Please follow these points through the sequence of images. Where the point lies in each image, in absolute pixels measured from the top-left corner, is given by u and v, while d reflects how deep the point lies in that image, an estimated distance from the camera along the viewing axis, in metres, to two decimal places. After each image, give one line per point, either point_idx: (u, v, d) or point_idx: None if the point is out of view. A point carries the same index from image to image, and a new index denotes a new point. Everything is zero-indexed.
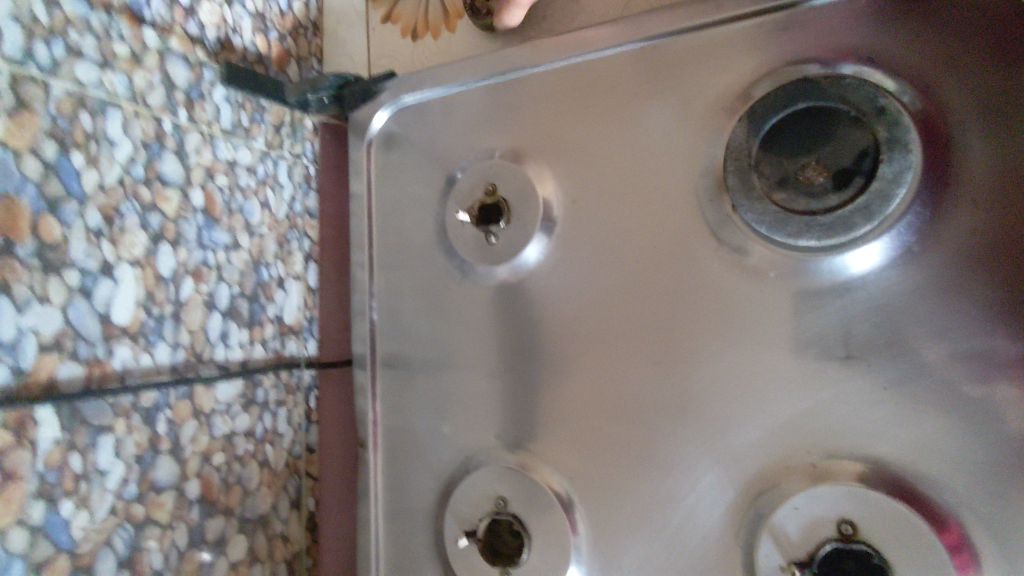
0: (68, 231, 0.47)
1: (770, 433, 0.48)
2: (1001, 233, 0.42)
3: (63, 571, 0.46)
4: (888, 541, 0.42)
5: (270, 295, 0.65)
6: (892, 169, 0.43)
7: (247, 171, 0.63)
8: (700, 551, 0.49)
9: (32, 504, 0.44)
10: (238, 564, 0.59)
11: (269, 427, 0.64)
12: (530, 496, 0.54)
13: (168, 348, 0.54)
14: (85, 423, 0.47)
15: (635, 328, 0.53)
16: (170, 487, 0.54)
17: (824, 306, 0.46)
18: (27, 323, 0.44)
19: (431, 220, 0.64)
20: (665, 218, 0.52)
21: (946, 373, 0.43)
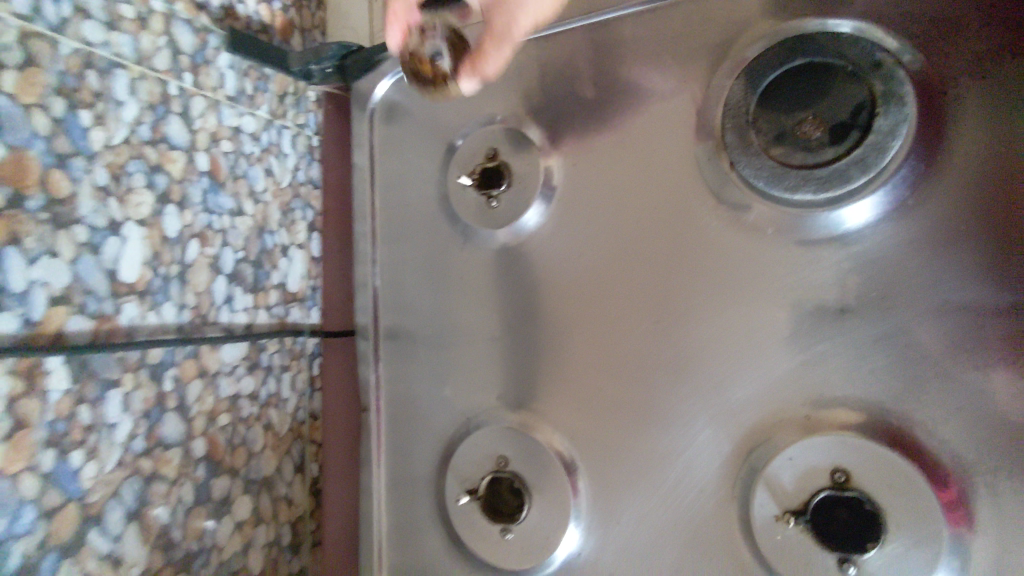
0: (76, 187, 0.48)
1: (766, 387, 0.48)
2: (993, 186, 0.43)
3: (73, 520, 0.47)
4: (879, 487, 0.44)
5: (274, 262, 0.66)
6: (888, 122, 0.44)
7: (251, 139, 0.64)
8: (698, 503, 0.50)
9: (42, 452, 0.45)
10: (243, 524, 0.61)
11: (273, 391, 0.65)
12: (531, 454, 0.56)
13: (174, 308, 0.55)
14: (93, 376, 0.48)
15: (635, 287, 0.54)
16: (177, 444, 0.55)
17: (818, 261, 0.47)
18: (37, 275, 0.45)
19: (433, 187, 0.65)
20: (664, 179, 0.53)
21: (939, 324, 0.44)
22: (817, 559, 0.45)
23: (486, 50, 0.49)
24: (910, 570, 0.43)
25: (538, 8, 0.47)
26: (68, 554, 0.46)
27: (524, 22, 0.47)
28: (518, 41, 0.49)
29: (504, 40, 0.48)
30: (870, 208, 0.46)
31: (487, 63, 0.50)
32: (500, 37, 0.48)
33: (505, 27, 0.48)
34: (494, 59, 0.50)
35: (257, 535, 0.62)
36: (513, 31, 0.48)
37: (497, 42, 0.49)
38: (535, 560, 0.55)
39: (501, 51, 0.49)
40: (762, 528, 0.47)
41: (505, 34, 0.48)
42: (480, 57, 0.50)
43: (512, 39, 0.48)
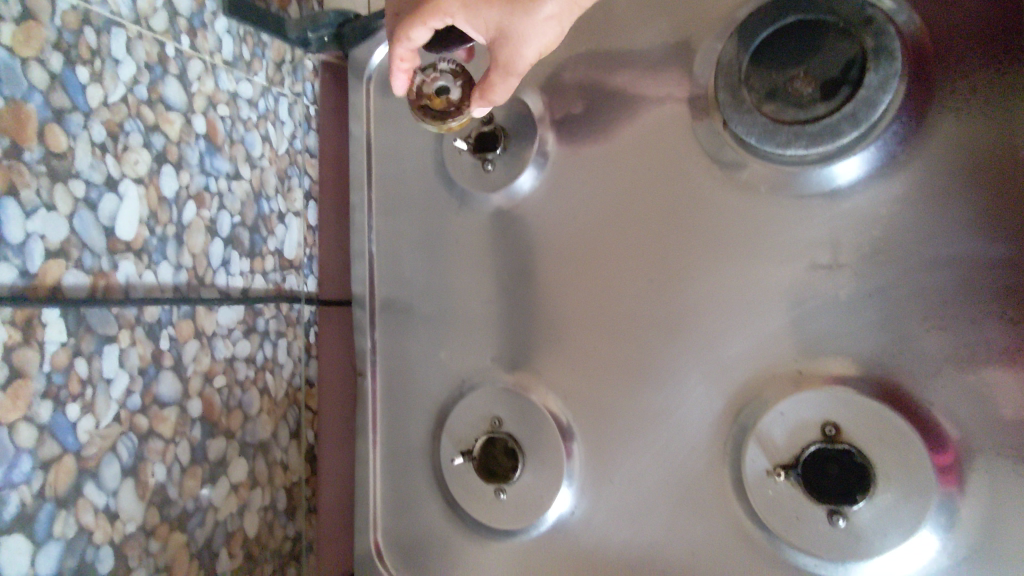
0: (73, 142, 0.48)
1: (758, 344, 0.49)
2: (989, 141, 0.43)
3: (70, 472, 0.47)
4: (868, 439, 0.45)
5: (271, 229, 0.66)
6: (879, 77, 0.44)
7: (248, 104, 0.64)
8: (689, 460, 0.51)
9: (39, 403, 0.45)
10: (239, 486, 0.61)
11: (269, 356, 0.65)
12: (526, 414, 0.56)
13: (171, 268, 0.55)
14: (90, 331, 0.48)
15: (629, 248, 0.54)
16: (173, 403, 0.55)
17: (811, 217, 0.48)
18: (35, 228, 0.45)
19: (429, 153, 0.65)
20: (659, 140, 0.53)
21: (927, 279, 0.45)
22: (805, 513, 0.46)
23: (493, 82, 0.48)
24: (898, 522, 0.43)
25: (541, 39, 0.46)
26: (65, 505, 0.47)
27: (528, 52, 0.47)
28: (521, 72, 0.48)
29: (510, 71, 0.48)
30: (860, 164, 0.47)
31: (494, 93, 0.49)
32: (507, 68, 0.47)
33: (509, 60, 0.47)
34: (501, 89, 0.49)
35: (252, 497, 0.63)
36: (518, 63, 0.47)
37: (504, 74, 0.48)
38: (529, 519, 0.55)
39: (508, 82, 0.48)
40: (754, 483, 0.48)
41: (510, 66, 0.47)
42: (487, 88, 0.49)
43: (518, 71, 0.48)
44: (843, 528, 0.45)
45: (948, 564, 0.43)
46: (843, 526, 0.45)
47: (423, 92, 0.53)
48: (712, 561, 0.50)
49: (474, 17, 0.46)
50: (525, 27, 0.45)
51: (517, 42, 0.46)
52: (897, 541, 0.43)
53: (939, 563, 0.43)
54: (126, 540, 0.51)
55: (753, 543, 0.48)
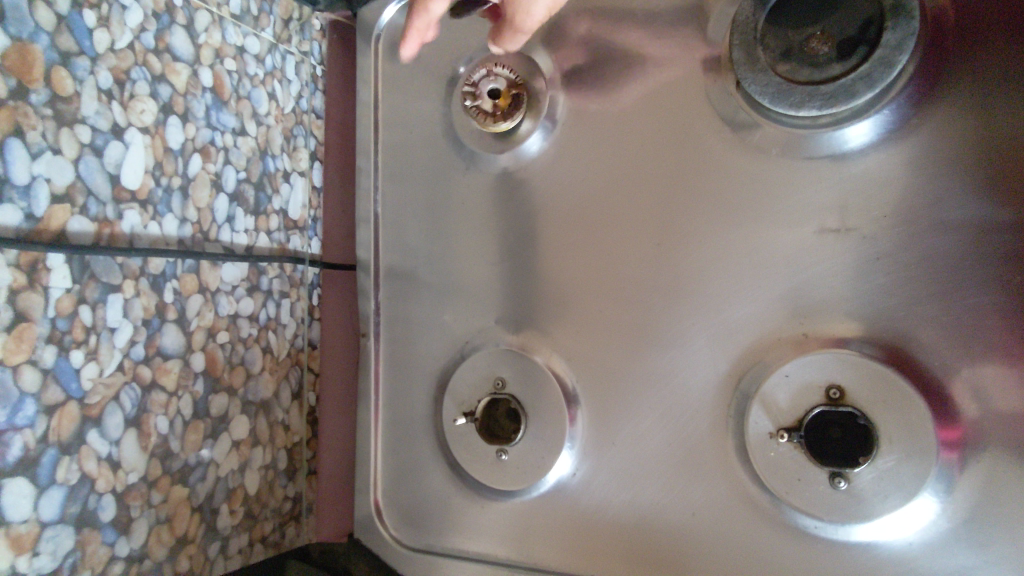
0: (79, 86, 0.47)
1: (763, 308, 0.49)
2: (1000, 104, 0.44)
3: (74, 418, 0.47)
4: (872, 402, 0.45)
5: (276, 187, 0.65)
6: (896, 36, 0.44)
7: (256, 60, 0.63)
8: (692, 423, 0.51)
9: (43, 348, 0.45)
10: (240, 443, 0.61)
11: (272, 315, 0.65)
12: (529, 376, 0.56)
13: (176, 221, 0.55)
14: (95, 279, 0.48)
15: (638, 211, 0.54)
16: (176, 356, 0.55)
17: (821, 180, 0.48)
18: (40, 170, 0.45)
19: (437, 114, 0.64)
20: (671, 102, 0.53)
21: (936, 243, 0.45)
22: (807, 474, 0.46)
23: (502, 35, 0.51)
24: (899, 484, 0.44)
25: None
26: (68, 451, 0.47)
27: (536, 11, 0.49)
28: (531, 26, 0.50)
29: (518, 28, 0.50)
30: (871, 126, 0.46)
31: (505, 43, 0.52)
32: (515, 27, 0.50)
33: (517, 18, 0.49)
34: (511, 42, 0.51)
35: (253, 456, 0.63)
36: (525, 20, 0.49)
37: (512, 29, 0.50)
38: (530, 480, 0.55)
39: (517, 36, 0.51)
40: (757, 445, 0.48)
41: (518, 23, 0.49)
42: (498, 38, 0.52)
43: (528, 29, 0.50)
44: (845, 491, 0.45)
45: (948, 526, 0.43)
46: (844, 488, 0.45)
47: (484, 107, 0.58)
48: (714, 522, 0.50)
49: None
50: None
51: (524, 0, 0.48)
52: (898, 503, 0.44)
53: (939, 524, 0.43)
54: (129, 490, 0.51)
55: (755, 506, 0.49)
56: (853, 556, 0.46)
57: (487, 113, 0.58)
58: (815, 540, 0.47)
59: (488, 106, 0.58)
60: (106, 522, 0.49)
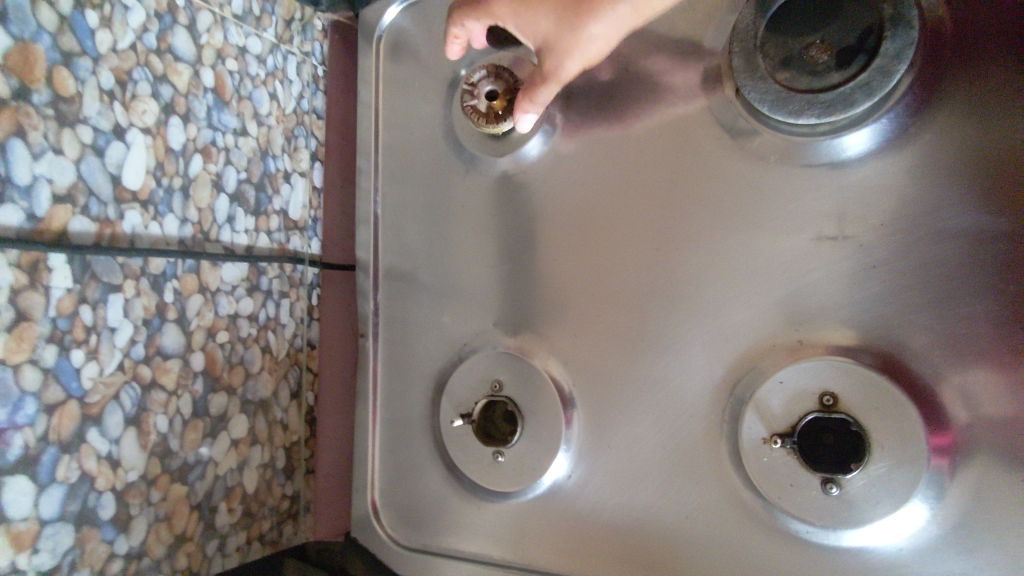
0: (82, 87, 0.47)
1: (760, 313, 0.50)
2: (997, 114, 0.44)
3: (74, 417, 0.47)
4: (865, 409, 0.45)
5: (276, 187, 0.66)
6: (895, 46, 0.44)
7: (257, 61, 0.63)
8: (688, 428, 0.51)
9: (44, 347, 0.45)
10: (239, 442, 0.62)
11: (272, 315, 0.65)
12: (526, 378, 0.56)
13: (176, 221, 0.55)
14: (95, 279, 0.48)
15: (636, 216, 0.54)
16: (176, 355, 0.55)
17: (819, 187, 0.48)
18: (41, 171, 0.45)
19: (438, 116, 0.64)
20: (670, 107, 0.53)
21: (932, 252, 0.45)
22: (801, 480, 0.46)
23: (537, 86, 0.51)
24: (891, 490, 0.44)
25: (587, 52, 0.47)
26: (69, 450, 0.47)
27: (572, 66, 0.49)
28: (566, 78, 0.50)
29: (554, 78, 0.50)
30: (869, 135, 0.47)
31: (538, 95, 0.51)
32: (549, 78, 0.50)
33: (554, 68, 0.49)
34: (545, 93, 0.51)
35: (252, 455, 0.63)
36: (561, 72, 0.49)
37: (548, 80, 0.50)
38: (526, 482, 0.56)
39: (551, 87, 0.50)
40: (751, 450, 0.48)
41: (555, 74, 0.49)
42: (532, 90, 0.51)
43: (561, 80, 0.50)
44: (837, 496, 0.45)
45: (939, 532, 0.44)
46: (836, 494, 0.45)
47: (481, 107, 0.58)
48: (708, 526, 0.50)
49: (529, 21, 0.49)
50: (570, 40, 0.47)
51: (561, 53, 0.48)
52: (890, 509, 0.44)
53: (930, 530, 0.44)
54: (128, 488, 0.51)
55: (749, 510, 0.49)
56: (845, 561, 0.46)
57: (483, 114, 0.58)
58: (808, 544, 0.47)
59: (483, 107, 0.58)
60: (105, 520, 0.50)
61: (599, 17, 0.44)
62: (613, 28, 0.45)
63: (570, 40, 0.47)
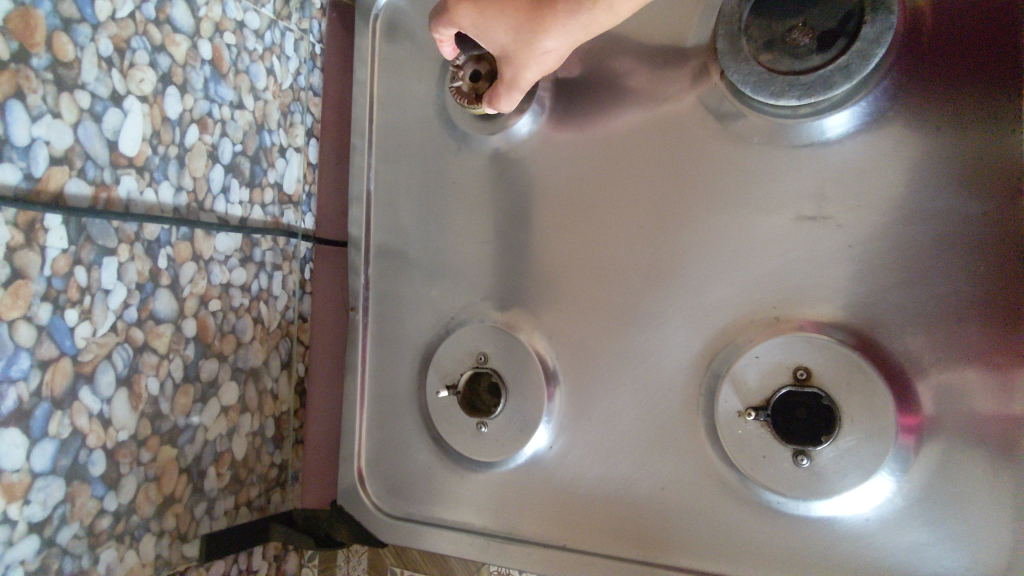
0: (80, 53, 0.49)
1: (738, 291, 0.51)
2: (974, 101, 0.45)
3: (67, 375, 0.49)
4: (837, 384, 0.46)
5: (271, 161, 0.67)
6: (875, 30, 0.45)
7: (255, 36, 0.64)
8: (667, 401, 0.53)
9: (39, 305, 0.47)
10: (229, 409, 0.63)
11: (264, 286, 0.67)
12: (510, 352, 0.58)
13: (172, 189, 0.56)
14: (90, 241, 0.50)
15: (623, 194, 0.55)
16: (169, 320, 0.57)
17: (798, 168, 0.49)
18: (39, 133, 0.46)
19: (432, 94, 0.65)
20: (657, 87, 0.54)
21: (906, 233, 0.46)
22: (773, 452, 0.48)
23: (499, 94, 0.53)
24: (859, 462, 0.45)
25: (542, 64, 0.50)
26: (61, 406, 0.48)
27: (529, 75, 0.51)
28: (525, 85, 0.52)
29: (515, 86, 0.52)
30: (849, 117, 0.48)
31: (502, 102, 0.54)
32: (511, 85, 0.52)
33: (514, 77, 0.51)
34: (507, 100, 0.54)
35: (241, 422, 0.65)
36: (521, 81, 0.51)
37: (509, 88, 0.53)
38: (508, 452, 0.57)
39: (513, 94, 0.53)
40: (725, 423, 0.49)
41: (515, 82, 0.52)
42: (494, 97, 0.54)
43: (521, 87, 0.52)
44: (807, 467, 0.46)
45: (902, 503, 0.45)
46: (806, 465, 0.46)
47: (464, 89, 0.59)
48: (682, 497, 0.52)
49: (486, 32, 0.50)
50: (526, 53, 0.49)
51: (519, 64, 0.50)
52: (858, 480, 0.45)
53: (894, 501, 0.45)
54: (119, 447, 0.53)
55: (721, 481, 0.50)
56: (813, 531, 0.47)
57: (465, 97, 0.59)
58: (778, 514, 0.48)
59: (467, 88, 0.59)
60: (96, 476, 0.51)
61: (554, 34, 0.47)
62: (565, 44, 0.48)
63: (528, 53, 0.49)
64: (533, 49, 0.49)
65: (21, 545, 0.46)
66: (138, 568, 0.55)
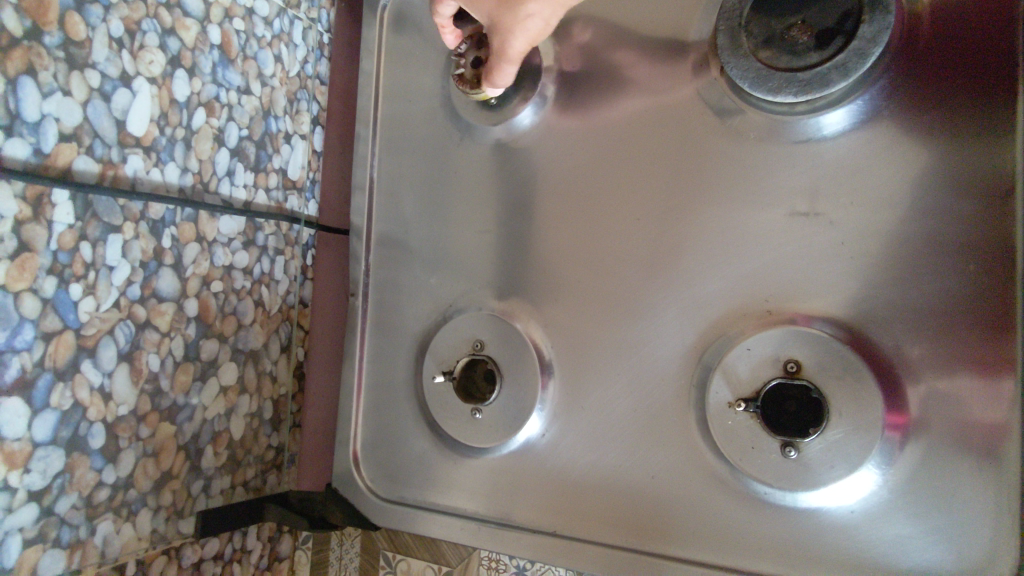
0: (92, 33, 0.50)
1: (732, 284, 0.52)
2: (970, 102, 0.46)
3: (69, 348, 0.49)
4: (827, 378, 0.47)
5: (277, 147, 0.68)
6: (872, 29, 0.46)
7: (264, 23, 0.65)
8: (659, 391, 0.53)
9: (44, 278, 0.47)
10: (228, 389, 0.64)
11: (267, 270, 0.68)
12: (506, 340, 0.58)
13: (177, 170, 0.57)
14: (96, 217, 0.51)
15: (622, 185, 0.56)
16: (171, 299, 0.58)
17: (794, 164, 0.50)
18: (49, 110, 0.47)
19: (437, 85, 0.66)
20: (657, 82, 0.55)
21: (898, 230, 0.47)
22: (761, 443, 0.48)
23: (492, 68, 0.51)
24: (845, 455, 0.46)
25: (529, 33, 0.47)
26: (63, 378, 0.49)
27: (518, 45, 0.48)
28: (515, 57, 0.50)
29: (504, 58, 0.50)
30: (846, 115, 0.48)
31: (496, 77, 0.53)
32: (500, 57, 0.50)
33: (501, 48, 0.49)
34: (501, 74, 0.52)
35: (240, 402, 0.66)
36: (508, 52, 0.49)
37: (499, 60, 0.50)
38: (500, 438, 0.58)
39: (504, 67, 0.51)
40: (715, 414, 0.50)
41: (503, 53, 0.49)
42: (490, 73, 0.53)
43: (511, 59, 0.50)
44: (794, 459, 0.47)
45: (887, 495, 0.46)
46: (794, 457, 0.47)
47: (466, 76, 0.59)
48: (670, 485, 0.52)
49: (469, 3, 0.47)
50: (510, 21, 0.46)
51: (504, 34, 0.47)
52: (844, 472, 0.46)
53: (879, 494, 0.46)
54: (118, 422, 0.54)
55: (710, 471, 0.51)
56: (798, 522, 0.48)
57: (467, 83, 0.59)
58: (767, 505, 0.49)
59: (470, 75, 0.59)
60: (95, 449, 0.52)
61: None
62: (549, 7, 0.44)
63: (511, 22, 0.46)
64: (518, 17, 0.45)
65: (20, 512, 0.47)
66: (135, 541, 0.55)
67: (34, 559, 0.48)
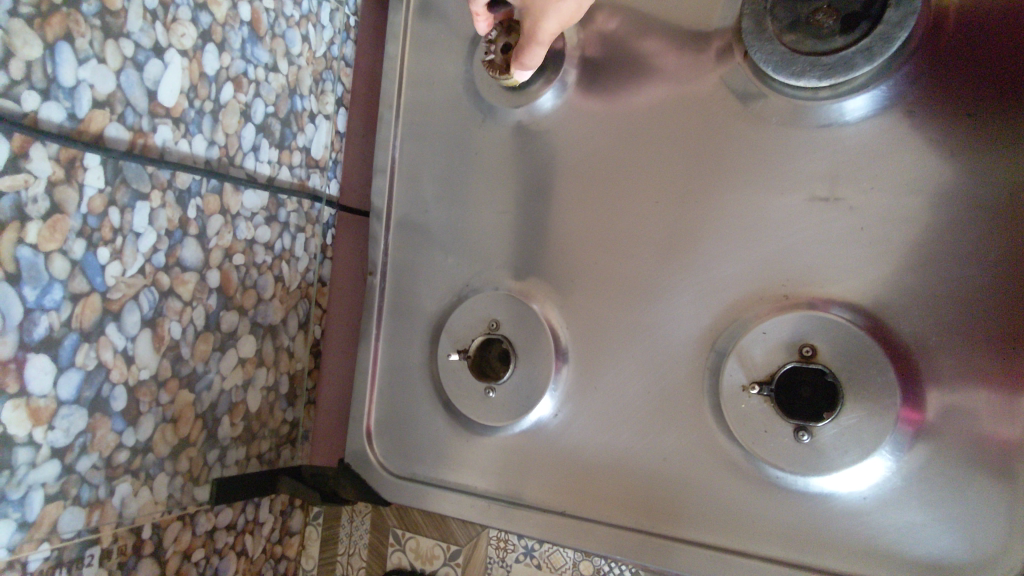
0: (127, 3, 0.51)
1: (748, 269, 0.52)
2: (993, 92, 0.46)
3: (96, 310, 0.51)
4: (841, 363, 0.47)
5: (301, 125, 0.69)
6: (898, 14, 0.46)
7: (293, 2, 0.66)
8: (671, 373, 0.54)
9: (74, 240, 0.49)
10: (246, 361, 0.65)
11: (287, 247, 0.69)
12: (522, 320, 0.59)
13: (205, 142, 0.59)
14: (125, 184, 0.52)
15: (640, 170, 0.56)
16: (194, 269, 0.59)
17: (814, 149, 0.50)
18: (85, 76, 0.48)
19: (460, 69, 0.67)
20: (680, 67, 0.55)
21: (918, 217, 0.47)
22: (774, 427, 0.48)
23: (521, 50, 0.51)
24: (859, 441, 0.46)
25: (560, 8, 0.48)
26: (88, 338, 0.50)
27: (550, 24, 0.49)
28: (546, 39, 0.50)
29: (534, 39, 0.50)
30: (868, 100, 0.49)
31: (525, 59, 0.52)
32: (530, 37, 0.50)
33: (533, 27, 0.49)
34: (530, 56, 0.52)
35: (257, 375, 0.67)
36: (539, 32, 0.49)
37: (528, 41, 0.51)
38: (513, 418, 0.58)
39: (534, 50, 0.51)
40: (729, 397, 0.50)
41: (533, 34, 0.50)
42: (518, 55, 0.52)
43: (540, 39, 0.50)
44: (808, 443, 0.47)
45: (899, 482, 0.46)
46: (807, 441, 0.47)
47: (497, 61, 0.59)
48: (682, 467, 0.52)
49: None
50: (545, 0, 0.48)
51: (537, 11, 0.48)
52: (857, 458, 0.46)
53: (890, 480, 0.46)
54: (140, 386, 0.55)
55: (722, 454, 0.51)
56: (808, 506, 0.48)
57: (498, 68, 0.59)
58: (778, 489, 0.49)
59: (500, 60, 0.59)
60: (116, 411, 0.53)
61: None
62: None
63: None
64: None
65: (44, 468, 0.48)
66: (151, 504, 0.56)
67: (55, 514, 0.49)
